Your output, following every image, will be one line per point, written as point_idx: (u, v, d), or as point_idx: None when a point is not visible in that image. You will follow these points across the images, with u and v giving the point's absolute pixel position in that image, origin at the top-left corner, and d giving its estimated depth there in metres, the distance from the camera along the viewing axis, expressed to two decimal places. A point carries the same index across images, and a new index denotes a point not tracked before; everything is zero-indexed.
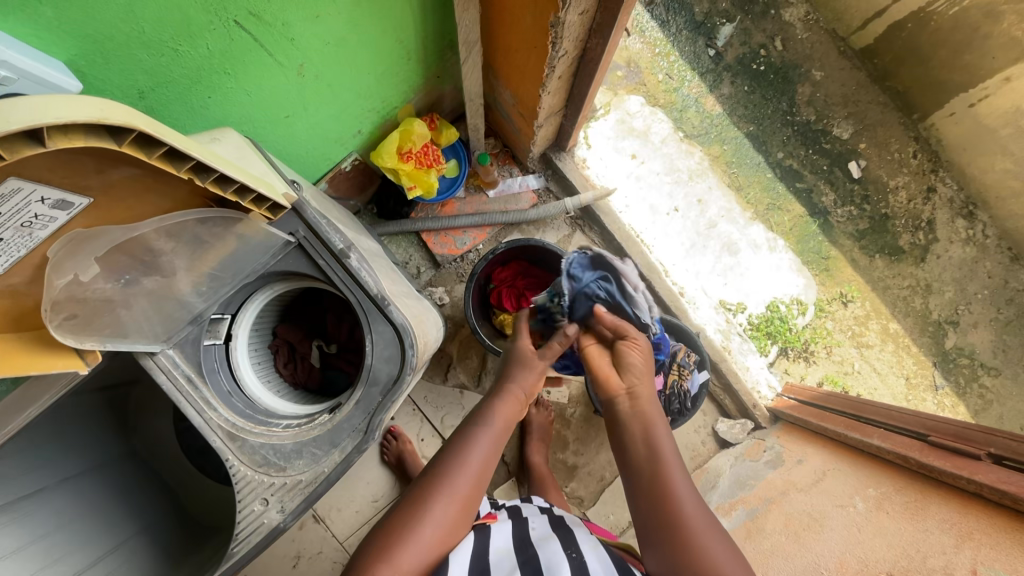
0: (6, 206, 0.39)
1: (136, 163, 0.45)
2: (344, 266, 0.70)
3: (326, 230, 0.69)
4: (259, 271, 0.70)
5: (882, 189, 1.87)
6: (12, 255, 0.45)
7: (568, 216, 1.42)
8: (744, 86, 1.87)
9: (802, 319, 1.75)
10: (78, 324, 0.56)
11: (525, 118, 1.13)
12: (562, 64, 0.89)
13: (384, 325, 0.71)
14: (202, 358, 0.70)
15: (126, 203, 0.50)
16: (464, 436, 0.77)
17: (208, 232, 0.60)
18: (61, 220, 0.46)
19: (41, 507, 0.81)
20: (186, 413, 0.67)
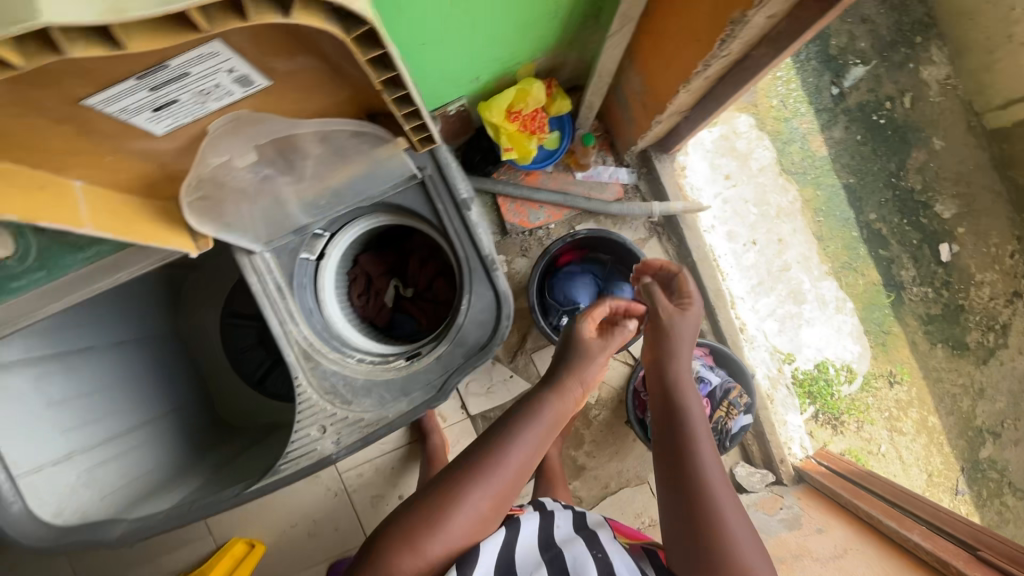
0: (198, 68, 0.37)
1: (325, 55, 0.41)
2: (462, 215, 0.67)
3: (455, 176, 0.66)
4: (375, 199, 0.68)
5: (966, 280, 1.79)
6: (179, 118, 0.43)
7: (650, 220, 1.36)
8: (857, 135, 1.78)
9: (846, 388, 1.70)
10: (202, 204, 0.55)
11: (647, 109, 1.07)
12: (717, 65, 0.83)
13: (485, 289, 0.68)
14: (295, 270, 0.68)
15: (294, 97, 0.47)
16: (523, 419, 0.75)
17: (347, 148, 0.57)
18: (236, 97, 0.43)
19: (97, 365, 0.84)
20: (270, 319, 0.66)
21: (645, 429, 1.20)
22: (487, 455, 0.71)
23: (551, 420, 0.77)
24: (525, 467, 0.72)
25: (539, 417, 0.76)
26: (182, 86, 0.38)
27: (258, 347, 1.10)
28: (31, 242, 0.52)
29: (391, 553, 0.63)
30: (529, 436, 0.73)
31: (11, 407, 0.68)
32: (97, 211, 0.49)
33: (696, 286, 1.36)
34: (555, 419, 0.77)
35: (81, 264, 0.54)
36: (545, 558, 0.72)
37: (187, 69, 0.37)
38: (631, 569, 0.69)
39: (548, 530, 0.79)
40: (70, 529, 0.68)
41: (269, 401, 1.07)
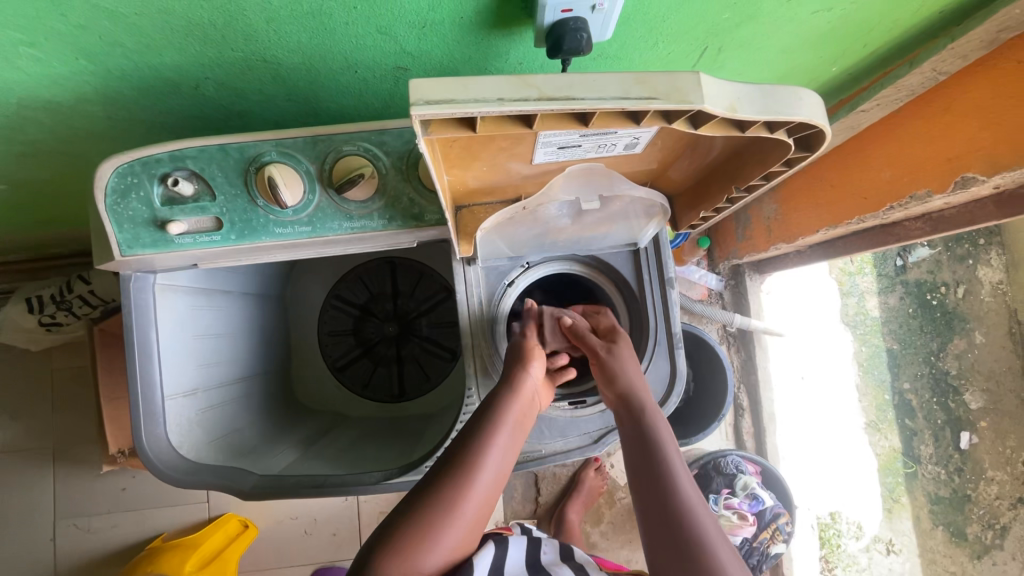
0: (624, 131, 0.39)
1: (707, 147, 0.45)
2: (664, 293, 0.67)
3: (669, 254, 0.67)
4: (588, 252, 0.68)
5: (977, 473, 1.81)
6: (557, 158, 0.44)
7: (725, 328, 1.43)
8: (909, 307, 1.89)
9: (852, 544, 1.70)
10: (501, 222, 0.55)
11: (770, 235, 1.16)
12: (870, 222, 0.91)
13: (663, 364, 0.67)
14: (497, 292, 0.68)
15: (652, 163, 0.49)
16: (482, 425, 0.59)
17: (635, 218, 0.58)
18: (611, 153, 0.44)
19: (227, 309, 0.87)
20: (464, 331, 0.66)
21: None
22: (450, 470, 0.55)
23: (512, 429, 0.60)
24: (492, 493, 0.56)
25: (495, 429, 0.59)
26: (593, 136, 0.40)
27: (349, 334, 1.12)
28: (314, 201, 0.56)
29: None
30: (494, 453, 0.57)
31: (174, 329, 0.70)
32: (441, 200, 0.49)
33: (751, 403, 1.42)
34: (516, 429, 0.61)
35: (342, 231, 0.58)
36: None
37: (617, 129, 0.39)
38: None
39: (537, 552, 0.76)
40: (199, 464, 0.68)
41: (344, 392, 1.10)
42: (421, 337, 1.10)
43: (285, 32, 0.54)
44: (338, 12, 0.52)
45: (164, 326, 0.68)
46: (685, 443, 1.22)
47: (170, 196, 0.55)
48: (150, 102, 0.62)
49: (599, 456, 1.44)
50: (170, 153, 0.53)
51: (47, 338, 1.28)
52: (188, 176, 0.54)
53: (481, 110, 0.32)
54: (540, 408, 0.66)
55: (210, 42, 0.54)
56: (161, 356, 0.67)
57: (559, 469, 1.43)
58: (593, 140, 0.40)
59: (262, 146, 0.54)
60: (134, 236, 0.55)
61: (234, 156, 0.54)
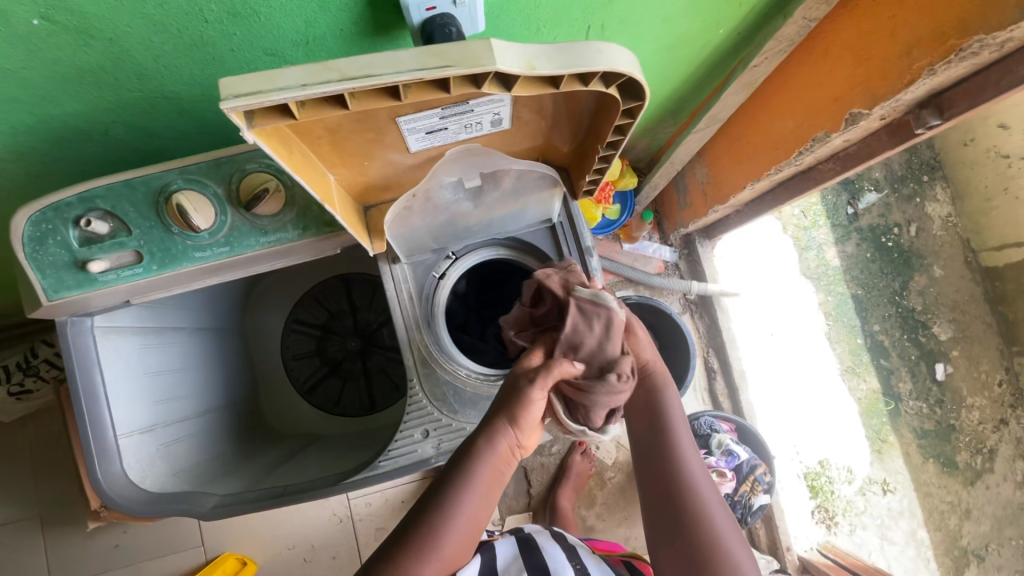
0: (481, 107, 0.43)
1: (566, 116, 0.48)
2: (585, 261, 0.70)
3: (583, 225, 0.70)
4: (508, 234, 0.71)
5: (958, 402, 1.91)
6: (431, 143, 0.47)
7: (685, 297, 1.47)
8: (868, 252, 1.93)
9: (845, 488, 1.73)
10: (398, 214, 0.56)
11: (707, 199, 1.20)
12: (787, 171, 0.96)
13: None
14: (427, 285, 0.70)
15: (529, 142, 0.53)
16: (456, 479, 0.57)
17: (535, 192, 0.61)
18: (479, 133, 0.47)
19: (181, 346, 0.88)
20: (397, 325, 0.68)
21: None
22: (434, 512, 0.56)
23: (506, 460, 0.60)
24: (483, 521, 0.58)
25: (473, 482, 0.57)
26: (455, 117, 0.43)
27: (313, 355, 1.14)
28: (227, 221, 0.59)
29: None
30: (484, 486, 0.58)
31: (120, 369, 0.71)
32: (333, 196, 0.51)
33: (722, 364, 1.45)
34: (495, 481, 0.60)
35: (259, 246, 0.60)
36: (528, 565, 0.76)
37: (474, 107, 0.42)
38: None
39: (528, 542, 0.85)
40: (161, 495, 0.69)
41: (315, 412, 1.11)
42: (384, 348, 1.11)
43: (177, 68, 0.57)
44: (220, 41, 0.55)
45: (109, 366, 0.70)
46: None
47: (87, 236, 0.57)
48: (63, 153, 0.65)
49: (583, 440, 1.46)
50: (80, 195, 0.56)
51: (18, 406, 1.28)
52: (102, 216, 0.56)
53: (285, 95, 0.33)
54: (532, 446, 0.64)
55: (105, 85, 0.57)
56: (108, 397, 0.68)
57: (547, 458, 1.45)
58: (454, 121, 0.43)
59: (167, 176, 0.56)
60: (58, 279, 0.57)
61: (142, 190, 0.56)
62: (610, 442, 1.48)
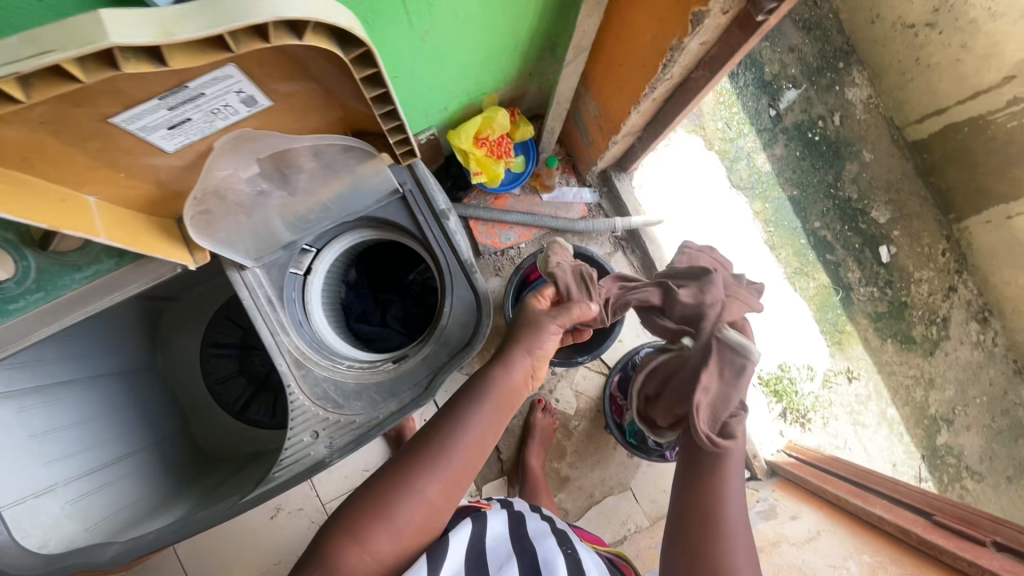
0: (211, 88, 0.39)
1: (319, 79, 0.44)
2: (443, 225, 0.68)
3: (433, 188, 0.67)
4: (358, 214, 0.67)
5: (906, 278, 1.93)
6: (188, 137, 0.44)
7: (613, 235, 1.45)
8: (797, 151, 1.92)
9: (808, 385, 1.77)
10: (198, 218, 0.55)
11: (604, 132, 1.17)
12: (663, 87, 0.92)
13: (465, 292, 0.67)
14: (285, 284, 0.67)
15: (312, 117, 0.49)
16: (468, 404, 0.72)
17: (352, 165, 0.58)
18: (240, 117, 0.44)
19: (86, 397, 0.85)
20: (259, 332, 0.64)
21: (624, 433, 1.26)
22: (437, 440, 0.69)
23: (501, 399, 0.74)
24: (480, 447, 0.71)
25: (484, 403, 0.72)
26: (194, 104, 0.40)
27: (238, 375, 1.11)
28: (31, 265, 0.53)
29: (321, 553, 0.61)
30: (478, 419, 0.71)
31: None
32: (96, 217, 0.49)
33: None
34: (503, 407, 0.75)
35: (78, 283, 0.57)
36: (515, 550, 0.76)
37: (201, 90, 0.39)
38: (595, 566, 0.76)
39: (517, 526, 0.85)
40: (65, 554, 0.68)
41: (252, 431, 1.08)
42: None
43: None
44: None
45: None
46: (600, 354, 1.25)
47: None
48: None
49: (542, 397, 1.47)
50: None
51: None
52: None
53: None
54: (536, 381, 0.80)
55: None
56: None
57: (511, 422, 1.45)
58: (189, 108, 0.40)
59: None
60: None
61: None
62: (569, 392, 1.49)
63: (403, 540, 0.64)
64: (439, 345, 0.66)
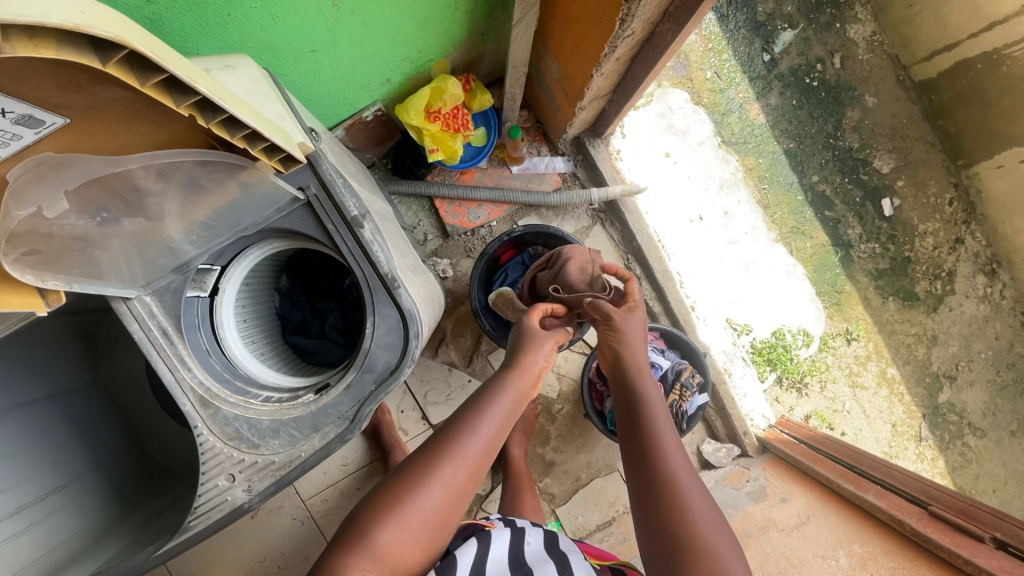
0: None
1: (125, 87, 0.38)
2: (355, 234, 0.64)
3: (340, 192, 0.63)
4: (259, 226, 0.65)
5: (910, 232, 1.81)
6: None
7: (591, 207, 1.34)
8: (793, 99, 1.77)
9: (804, 352, 1.70)
10: (26, 259, 0.48)
11: (569, 97, 1.05)
12: (624, 45, 0.80)
13: (389, 309, 0.65)
14: (182, 313, 0.65)
15: (151, 132, 0.45)
16: (484, 400, 0.74)
17: (229, 176, 0.54)
18: (28, 139, 0.39)
19: (19, 424, 0.80)
20: (157, 369, 0.63)
21: (604, 420, 1.20)
22: (455, 432, 0.70)
23: (516, 397, 0.77)
24: (497, 439, 0.72)
25: (500, 397, 0.75)
26: None
27: None
28: None
29: (355, 537, 0.60)
30: (496, 410, 0.73)
31: None
32: None
33: (644, 268, 1.35)
34: (517, 401, 0.77)
35: None
36: None
37: None
38: None
39: (518, 547, 0.77)
40: None
41: None
42: None
43: None
44: None
45: None
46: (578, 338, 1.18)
47: None
48: None
49: None
50: None
51: None
52: None
53: None
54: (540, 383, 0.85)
55: None
56: None
57: None
58: None
59: None
60: None
61: None
62: (551, 374, 1.43)
63: (429, 531, 0.63)
64: (362, 372, 0.65)
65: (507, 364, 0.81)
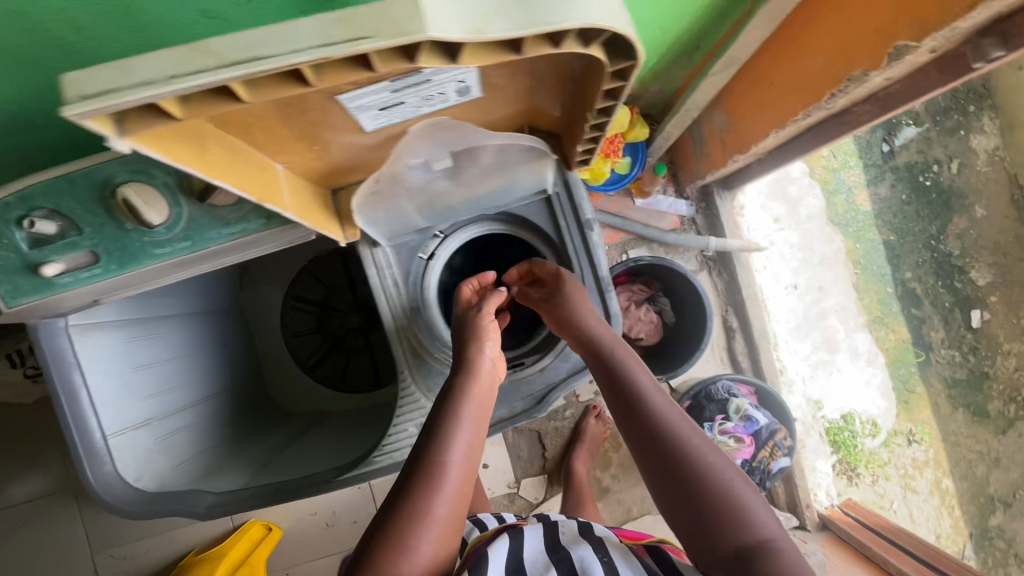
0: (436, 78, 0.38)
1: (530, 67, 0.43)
2: (584, 235, 0.71)
3: (581, 196, 0.70)
4: (499, 209, 0.72)
5: (994, 348, 1.80)
6: (391, 119, 0.45)
7: (703, 254, 1.39)
8: (902, 194, 1.79)
9: (869, 442, 1.70)
10: (368, 198, 0.58)
11: (726, 149, 1.10)
12: (817, 116, 0.85)
13: (596, 308, 0.71)
14: (411, 267, 0.73)
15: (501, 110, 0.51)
16: (446, 419, 0.60)
17: (525, 161, 0.62)
18: (446, 104, 0.45)
19: (179, 329, 0.87)
20: (382, 315, 0.71)
21: None
22: (428, 466, 0.56)
23: (474, 414, 0.62)
24: (471, 475, 0.58)
25: (460, 419, 0.60)
26: (410, 91, 0.40)
27: (314, 332, 1.11)
28: (183, 213, 0.53)
29: None
30: (461, 437, 0.59)
31: (105, 367, 0.69)
32: (281, 189, 0.52)
33: (741, 322, 1.38)
34: (481, 409, 0.64)
35: (223, 239, 0.55)
36: (553, 559, 0.67)
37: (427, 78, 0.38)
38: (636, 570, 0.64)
39: (552, 537, 0.76)
40: (159, 496, 0.68)
41: (319, 390, 1.09)
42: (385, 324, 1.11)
43: (103, 39, 0.49)
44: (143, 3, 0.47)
45: (91, 369, 0.66)
46: (674, 375, 1.21)
47: (35, 237, 0.52)
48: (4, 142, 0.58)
49: (597, 404, 1.44)
50: (18, 194, 0.50)
51: (36, 387, 1.31)
52: (47, 215, 0.51)
53: (149, 93, 0.30)
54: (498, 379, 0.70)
55: (26, 66, 0.50)
56: (93, 401, 0.65)
57: (561, 423, 1.43)
58: (405, 93, 0.40)
59: (109, 168, 0.50)
60: (12, 284, 0.53)
61: (84, 184, 0.51)
62: None
63: None
64: (558, 360, 0.75)
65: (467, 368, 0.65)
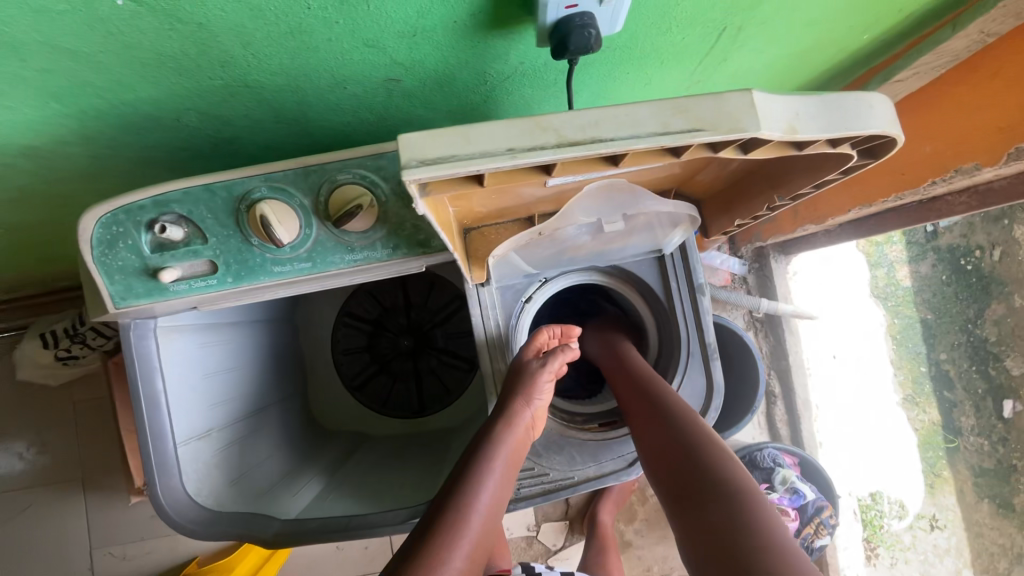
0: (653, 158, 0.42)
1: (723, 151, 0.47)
2: (695, 301, 0.73)
3: (695, 264, 0.73)
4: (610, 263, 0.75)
5: None
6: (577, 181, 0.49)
7: (751, 314, 1.38)
8: (944, 275, 1.44)
9: (895, 523, 1.70)
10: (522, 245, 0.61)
11: (797, 217, 1.10)
12: (909, 199, 0.86)
13: (698, 375, 0.72)
14: (514, 309, 0.74)
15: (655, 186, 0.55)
16: (478, 463, 0.59)
17: (661, 226, 0.66)
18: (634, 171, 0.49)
19: (245, 336, 0.85)
20: (482, 357, 0.72)
21: None
22: (451, 510, 0.54)
23: (505, 465, 0.61)
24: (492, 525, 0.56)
25: (491, 465, 0.60)
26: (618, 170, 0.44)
27: (363, 351, 1.10)
28: (311, 235, 0.52)
29: None
30: (489, 484, 0.58)
31: (182, 372, 0.67)
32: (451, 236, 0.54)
33: (784, 389, 1.37)
34: (512, 464, 0.63)
35: (344, 264, 0.54)
36: None
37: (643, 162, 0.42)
38: None
39: None
40: (219, 514, 0.66)
41: (363, 410, 1.07)
42: (438, 350, 1.08)
43: (268, 56, 0.50)
44: (320, 29, 0.47)
45: (170, 373, 0.65)
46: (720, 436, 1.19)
47: (159, 242, 0.51)
48: (132, 138, 0.58)
49: None
50: (155, 198, 0.50)
51: (63, 371, 1.27)
52: (176, 220, 0.50)
53: (480, 164, 0.34)
54: (531, 440, 0.68)
55: (186, 73, 0.50)
56: (169, 405, 0.64)
57: None
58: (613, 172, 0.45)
59: (251, 182, 0.50)
60: (126, 286, 0.52)
61: (222, 195, 0.50)
62: None
63: None
64: None
65: (507, 414, 0.65)
